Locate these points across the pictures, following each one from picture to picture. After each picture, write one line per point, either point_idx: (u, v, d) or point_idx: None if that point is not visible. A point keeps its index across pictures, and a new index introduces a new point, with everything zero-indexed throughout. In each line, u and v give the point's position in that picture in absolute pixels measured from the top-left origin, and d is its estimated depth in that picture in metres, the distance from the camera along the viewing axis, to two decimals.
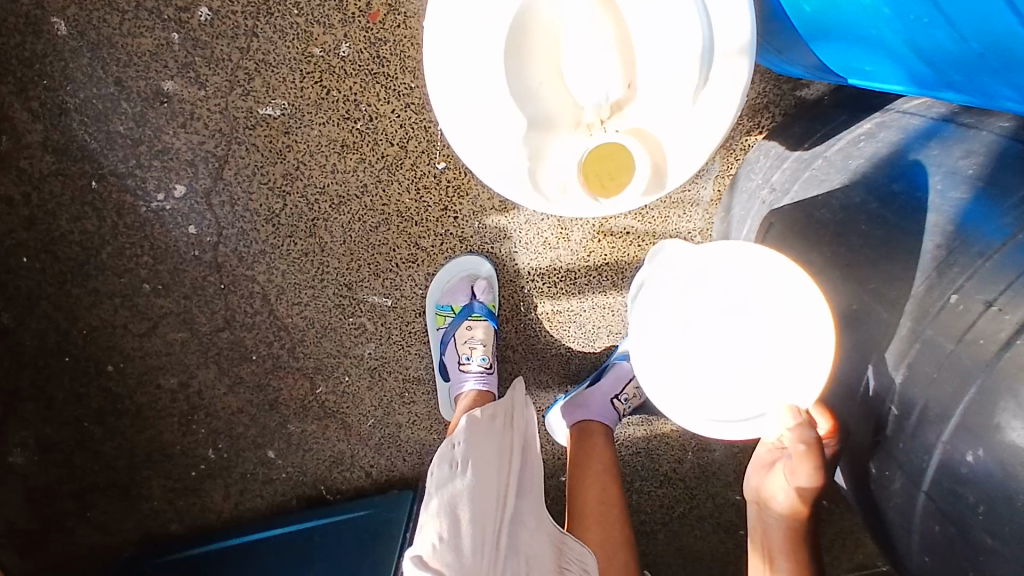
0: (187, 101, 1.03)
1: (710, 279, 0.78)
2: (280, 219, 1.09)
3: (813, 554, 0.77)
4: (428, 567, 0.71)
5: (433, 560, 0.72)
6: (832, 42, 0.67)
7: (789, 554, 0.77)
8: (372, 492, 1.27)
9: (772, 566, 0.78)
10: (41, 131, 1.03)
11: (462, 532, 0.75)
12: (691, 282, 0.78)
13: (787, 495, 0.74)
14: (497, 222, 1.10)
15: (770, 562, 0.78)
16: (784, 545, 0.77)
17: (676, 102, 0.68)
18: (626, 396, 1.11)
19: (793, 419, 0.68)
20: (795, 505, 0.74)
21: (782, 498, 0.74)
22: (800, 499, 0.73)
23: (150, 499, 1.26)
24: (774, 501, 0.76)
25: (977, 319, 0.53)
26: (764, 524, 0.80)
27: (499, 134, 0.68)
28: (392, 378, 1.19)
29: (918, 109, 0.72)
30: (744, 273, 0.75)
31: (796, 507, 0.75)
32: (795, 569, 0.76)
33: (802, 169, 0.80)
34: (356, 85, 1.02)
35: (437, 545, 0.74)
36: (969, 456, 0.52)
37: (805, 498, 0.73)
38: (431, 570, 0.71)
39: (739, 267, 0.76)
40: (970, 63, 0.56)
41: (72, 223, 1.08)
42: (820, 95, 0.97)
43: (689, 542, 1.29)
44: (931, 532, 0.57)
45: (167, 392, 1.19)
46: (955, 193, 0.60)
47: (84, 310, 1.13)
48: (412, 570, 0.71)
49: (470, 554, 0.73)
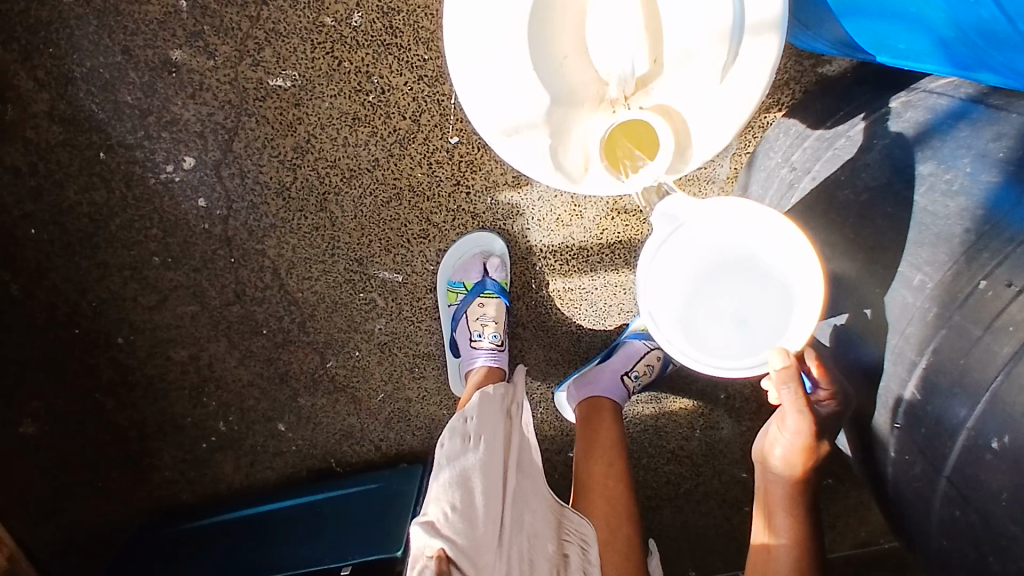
0: (196, 71, 1.01)
1: (714, 230, 0.67)
2: (290, 192, 1.08)
3: (813, 522, 0.78)
4: (440, 534, 0.71)
5: (444, 528, 0.72)
6: (868, 17, 0.65)
7: (787, 506, 0.77)
8: (382, 465, 1.28)
9: (771, 520, 0.78)
10: (48, 100, 1.01)
11: (473, 503, 0.75)
12: (705, 236, 0.68)
13: (783, 445, 0.75)
14: (509, 199, 1.09)
15: (768, 514, 0.79)
16: (783, 498, 0.78)
17: (705, 83, 0.66)
18: (636, 373, 1.11)
19: (781, 360, 0.63)
20: (791, 458, 0.75)
21: (778, 450, 0.75)
22: (798, 452, 0.74)
23: (162, 470, 1.27)
24: (772, 452, 0.77)
25: (1008, 306, 0.53)
26: (767, 482, 0.80)
27: (523, 113, 0.66)
28: (402, 354, 1.19)
29: (945, 89, 0.69)
30: (766, 225, 0.65)
31: (794, 461, 0.75)
32: (793, 524, 0.77)
33: (824, 148, 0.79)
34: (368, 56, 1.00)
35: (449, 514, 0.74)
36: (995, 442, 0.52)
37: (803, 451, 0.73)
38: (444, 536, 0.71)
39: (756, 220, 0.65)
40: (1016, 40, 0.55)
41: (80, 194, 1.07)
42: (842, 71, 0.95)
43: (694, 517, 1.31)
44: (951, 517, 0.57)
45: (177, 364, 1.20)
46: (985, 177, 0.58)
47: (94, 282, 1.13)
48: (424, 538, 0.71)
49: (482, 523, 0.73)
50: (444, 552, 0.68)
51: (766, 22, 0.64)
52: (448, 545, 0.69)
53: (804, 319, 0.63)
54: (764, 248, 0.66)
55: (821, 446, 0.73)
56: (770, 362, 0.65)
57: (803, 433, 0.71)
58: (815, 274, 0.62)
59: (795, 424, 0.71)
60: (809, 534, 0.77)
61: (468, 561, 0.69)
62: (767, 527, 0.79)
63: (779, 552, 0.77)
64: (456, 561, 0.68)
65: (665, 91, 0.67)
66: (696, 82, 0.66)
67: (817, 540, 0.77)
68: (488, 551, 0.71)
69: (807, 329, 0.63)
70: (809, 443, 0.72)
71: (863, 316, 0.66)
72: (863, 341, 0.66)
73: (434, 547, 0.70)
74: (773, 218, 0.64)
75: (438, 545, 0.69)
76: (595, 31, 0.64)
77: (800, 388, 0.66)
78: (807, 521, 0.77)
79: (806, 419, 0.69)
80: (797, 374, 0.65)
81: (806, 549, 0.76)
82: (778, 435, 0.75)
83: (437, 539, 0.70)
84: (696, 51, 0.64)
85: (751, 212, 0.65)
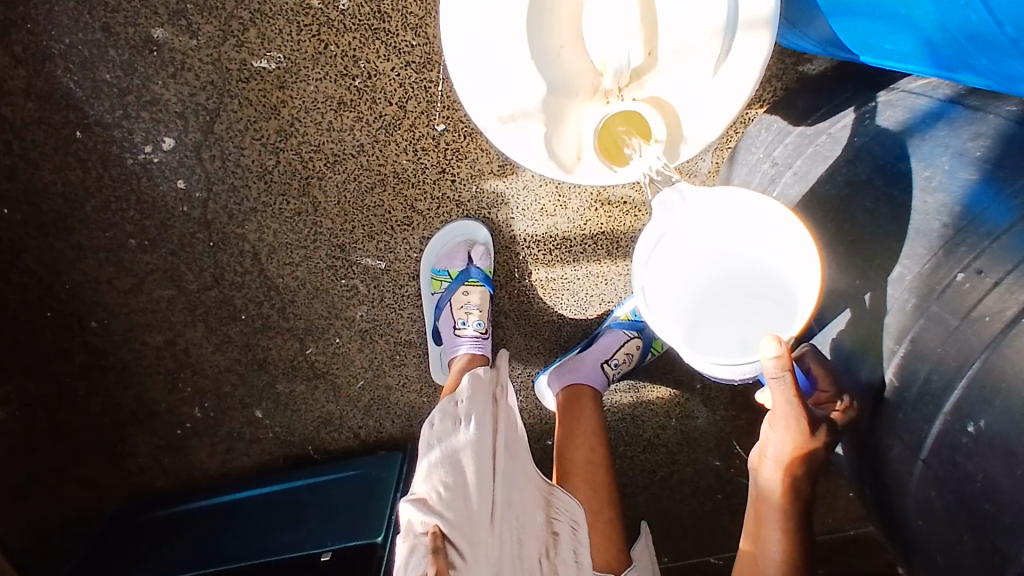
0: (178, 51, 0.99)
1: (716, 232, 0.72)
2: (272, 176, 1.06)
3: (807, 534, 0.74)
4: (433, 510, 0.76)
5: (436, 505, 0.77)
6: (856, 19, 0.68)
7: (780, 521, 0.73)
8: (360, 452, 1.28)
9: (761, 529, 0.75)
10: (24, 77, 0.98)
11: (465, 481, 0.80)
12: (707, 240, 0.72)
13: (778, 443, 0.71)
14: (494, 187, 1.10)
15: (760, 525, 0.75)
16: (775, 511, 0.73)
17: (698, 76, 0.68)
18: (615, 361, 1.13)
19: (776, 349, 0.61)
20: (783, 460, 0.71)
21: (770, 451, 0.72)
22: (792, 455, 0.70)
23: (135, 456, 1.25)
24: (764, 455, 0.73)
25: (984, 297, 0.55)
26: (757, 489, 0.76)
27: (520, 100, 0.67)
28: (383, 341, 1.19)
29: (923, 89, 0.72)
30: (766, 218, 0.67)
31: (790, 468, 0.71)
32: (786, 536, 0.73)
33: (806, 145, 0.81)
34: (355, 40, 1.00)
35: (442, 492, 0.79)
36: (972, 427, 0.54)
37: (797, 454, 0.70)
38: (436, 512, 0.76)
39: (756, 210, 0.68)
40: (998, 47, 0.55)
41: (55, 174, 1.04)
42: (822, 70, 0.97)
43: (668, 504, 1.34)
44: (927, 499, 0.59)
45: (153, 349, 1.18)
46: (963, 175, 0.61)
47: (68, 265, 1.10)
48: (418, 514, 0.76)
49: (474, 501, 0.78)
50: (438, 529, 0.74)
51: (759, 18, 0.65)
52: (441, 521, 0.75)
53: (804, 310, 0.64)
54: (760, 251, 0.72)
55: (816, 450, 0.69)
56: (762, 352, 0.62)
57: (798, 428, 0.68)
58: (813, 260, 0.63)
59: (785, 421, 0.68)
60: (801, 545, 0.73)
61: (462, 537, 0.74)
62: (755, 533, 0.76)
63: (767, 564, 0.74)
64: (450, 537, 0.74)
65: (658, 84, 0.68)
66: (688, 77, 0.68)
67: (810, 551, 0.73)
68: (481, 529, 0.76)
69: (802, 319, 0.63)
70: (801, 443, 0.69)
71: (844, 307, 0.68)
72: (848, 346, 0.68)
73: (428, 523, 0.75)
74: (774, 205, 0.66)
75: (433, 522, 0.74)
76: (592, 21, 0.64)
77: (794, 384, 0.64)
78: (800, 538, 0.73)
79: (800, 415, 0.67)
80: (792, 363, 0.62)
81: (794, 564, 0.73)
82: (773, 434, 0.71)
83: (430, 515, 0.75)
84: (689, 45, 0.66)
85: (750, 203, 0.68)
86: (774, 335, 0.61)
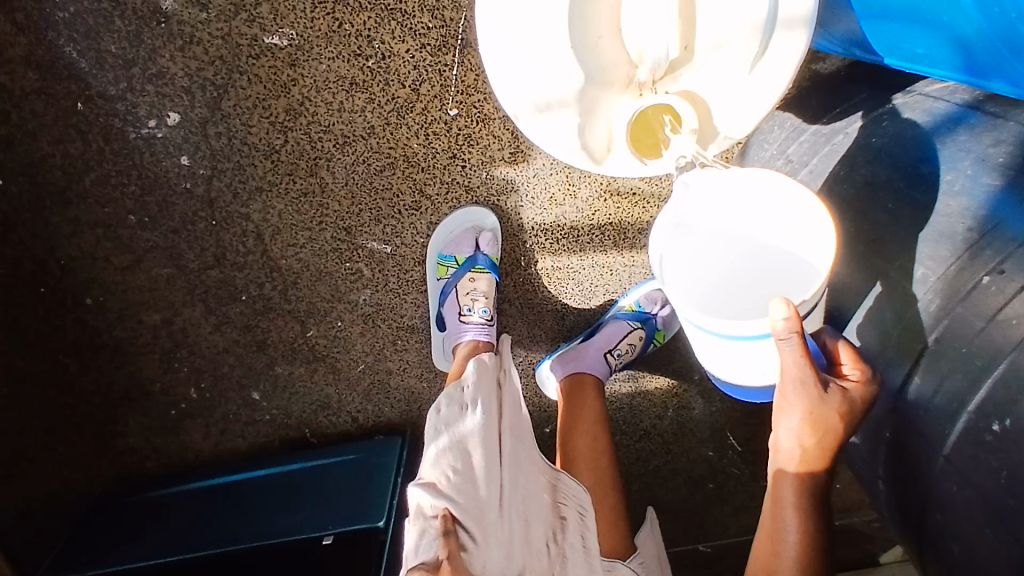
0: (187, 23, 0.96)
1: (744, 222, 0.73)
2: (280, 155, 1.05)
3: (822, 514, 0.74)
4: (442, 494, 0.76)
5: (445, 489, 0.77)
6: (891, 23, 0.69)
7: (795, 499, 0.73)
8: (357, 436, 1.28)
9: (777, 510, 0.74)
10: (25, 45, 0.95)
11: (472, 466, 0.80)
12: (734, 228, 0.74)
13: (790, 420, 0.69)
14: (505, 174, 1.09)
15: (775, 508, 0.74)
16: (790, 491, 0.73)
17: (734, 73, 0.69)
18: (618, 351, 1.14)
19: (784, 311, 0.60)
20: (795, 438, 0.70)
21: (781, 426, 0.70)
22: (805, 434, 0.69)
23: (127, 436, 1.24)
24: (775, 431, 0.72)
25: (1011, 301, 0.57)
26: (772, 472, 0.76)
27: (556, 91, 0.67)
28: (385, 326, 1.18)
29: (941, 93, 0.73)
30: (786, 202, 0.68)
31: (805, 444, 0.70)
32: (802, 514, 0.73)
33: (822, 143, 0.82)
34: (370, 20, 0.98)
35: (450, 476, 0.78)
36: (996, 425, 0.56)
37: (811, 432, 0.69)
38: (445, 495, 0.76)
39: (771, 195, 0.69)
40: None
41: (53, 146, 1.01)
42: (835, 69, 0.98)
43: (660, 492, 1.36)
44: (947, 493, 0.61)
45: (149, 327, 1.16)
46: (987, 180, 0.62)
47: (63, 240, 1.07)
48: (427, 498, 0.76)
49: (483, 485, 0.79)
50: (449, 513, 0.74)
51: (796, 17, 0.66)
52: (451, 505, 0.74)
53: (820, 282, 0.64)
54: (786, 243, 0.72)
55: (829, 419, 0.67)
56: (770, 314, 0.61)
57: (805, 395, 0.67)
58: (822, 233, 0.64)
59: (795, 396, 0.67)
60: (817, 525, 0.73)
61: (472, 521, 0.74)
62: (772, 517, 0.75)
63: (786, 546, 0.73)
64: (461, 521, 0.74)
65: (692, 78, 0.69)
66: (723, 73, 0.69)
67: (827, 536, 0.74)
68: (491, 513, 0.76)
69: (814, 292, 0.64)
70: (806, 416, 0.68)
71: (870, 306, 0.70)
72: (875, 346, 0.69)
73: (438, 507, 0.75)
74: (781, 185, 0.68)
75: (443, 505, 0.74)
76: (634, 15, 0.64)
77: (802, 345, 0.63)
78: (814, 517, 0.73)
79: (807, 380, 0.65)
80: (801, 329, 0.61)
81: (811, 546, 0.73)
82: (785, 409, 0.69)
83: (440, 499, 0.75)
84: (728, 42, 0.67)
85: (764, 186, 0.69)
86: (784, 299, 0.60)
